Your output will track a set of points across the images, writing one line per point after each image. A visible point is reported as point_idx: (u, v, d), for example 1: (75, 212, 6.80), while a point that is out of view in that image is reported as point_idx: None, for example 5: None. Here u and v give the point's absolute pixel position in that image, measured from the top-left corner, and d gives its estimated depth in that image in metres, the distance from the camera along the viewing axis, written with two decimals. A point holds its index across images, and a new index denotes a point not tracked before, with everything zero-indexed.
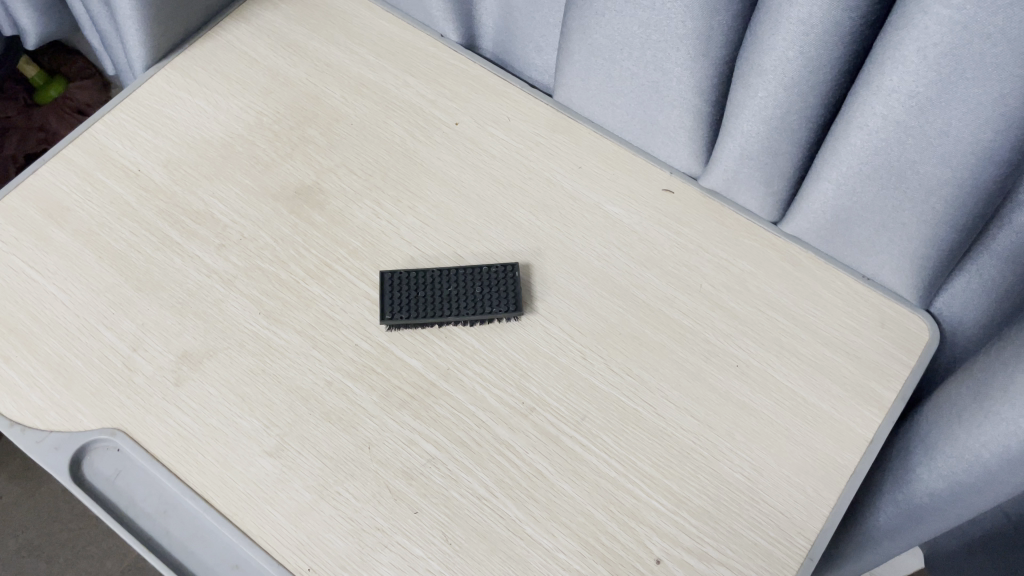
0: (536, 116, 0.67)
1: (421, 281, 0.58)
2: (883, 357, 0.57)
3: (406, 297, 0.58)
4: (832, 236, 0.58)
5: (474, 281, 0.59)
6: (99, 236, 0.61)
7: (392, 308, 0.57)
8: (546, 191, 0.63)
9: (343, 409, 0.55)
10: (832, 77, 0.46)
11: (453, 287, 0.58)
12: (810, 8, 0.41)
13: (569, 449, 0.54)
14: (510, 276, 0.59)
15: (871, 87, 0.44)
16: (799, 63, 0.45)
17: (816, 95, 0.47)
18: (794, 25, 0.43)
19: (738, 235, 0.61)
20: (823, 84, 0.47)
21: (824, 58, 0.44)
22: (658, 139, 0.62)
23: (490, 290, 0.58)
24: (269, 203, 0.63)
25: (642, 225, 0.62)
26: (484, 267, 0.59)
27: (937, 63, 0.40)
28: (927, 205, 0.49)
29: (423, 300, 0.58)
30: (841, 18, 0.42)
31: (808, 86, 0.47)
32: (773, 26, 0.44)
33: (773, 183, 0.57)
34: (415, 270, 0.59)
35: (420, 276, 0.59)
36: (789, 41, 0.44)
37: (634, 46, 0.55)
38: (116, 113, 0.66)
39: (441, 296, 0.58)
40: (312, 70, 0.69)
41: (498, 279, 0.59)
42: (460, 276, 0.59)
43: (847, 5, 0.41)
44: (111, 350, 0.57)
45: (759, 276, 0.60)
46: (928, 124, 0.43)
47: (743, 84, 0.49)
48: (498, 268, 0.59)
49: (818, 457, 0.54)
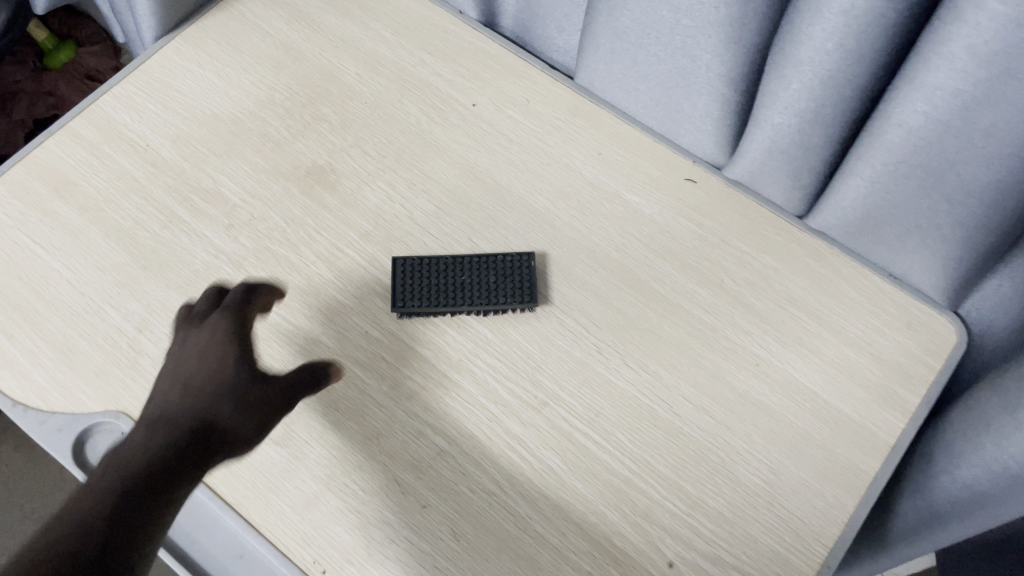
0: (556, 98, 0.64)
1: (434, 269, 0.57)
2: (907, 359, 0.55)
3: (418, 285, 0.56)
4: (860, 235, 0.56)
5: (488, 270, 0.57)
6: (105, 213, 0.60)
7: (405, 296, 0.56)
8: (564, 177, 0.61)
9: (351, 398, 0.54)
10: (873, 71, 0.43)
11: (468, 276, 0.57)
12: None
13: (582, 444, 0.53)
14: (525, 266, 0.57)
15: (912, 80, 0.41)
16: (837, 56, 0.43)
17: (854, 89, 0.45)
18: (835, 16, 0.40)
19: (761, 228, 0.59)
20: (861, 79, 0.44)
21: (865, 52, 0.42)
22: (683, 127, 0.59)
23: (504, 279, 0.57)
24: (279, 181, 0.61)
25: (662, 215, 0.60)
26: (499, 254, 0.58)
27: (987, 61, 0.38)
28: (966, 208, 0.47)
29: (436, 289, 0.56)
30: (886, 11, 0.39)
31: (845, 81, 0.44)
32: (811, 15, 0.42)
33: (801, 179, 0.54)
34: (428, 258, 0.58)
35: (432, 264, 0.57)
36: (829, 31, 0.41)
37: (662, 30, 0.51)
38: (125, 85, 0.65)
39: (455, 285, 0.56)
40: (326, 45, 0.67)
41: (514, 269, 0.57)
42: (474, 265, 0.57)
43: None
44: (117, 331, 0.56)
45: (782, 272, 0.58)
46: (972, 123, 0.41)
47: (774, 74, 0.47)
48: (514, 257, 0.58)
49: (837, 461, 0.52)
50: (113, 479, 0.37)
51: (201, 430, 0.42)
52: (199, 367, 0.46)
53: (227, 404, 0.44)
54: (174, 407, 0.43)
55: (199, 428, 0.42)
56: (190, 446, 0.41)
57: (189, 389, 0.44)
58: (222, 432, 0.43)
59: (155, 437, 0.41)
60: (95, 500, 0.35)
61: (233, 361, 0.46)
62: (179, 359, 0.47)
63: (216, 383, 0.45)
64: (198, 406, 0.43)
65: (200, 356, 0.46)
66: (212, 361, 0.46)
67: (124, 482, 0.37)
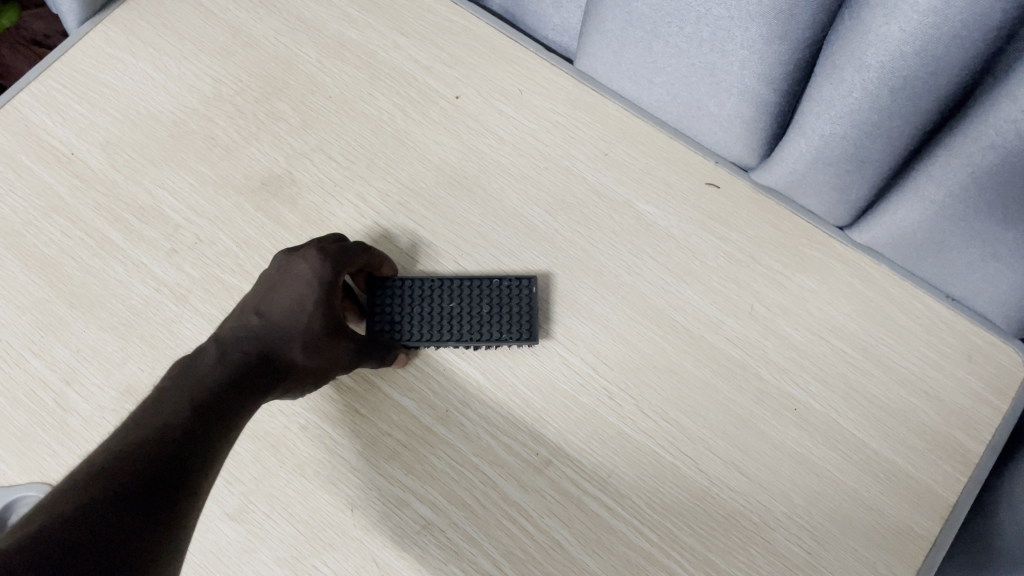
0: (553, 87, 0.54)
1: (418, 293, 0.49)
2: (971, 401, 0.47)
3: (399, 309, 0.48)
4: (917, 257, 0.47)
5: (481, 296, 0.49)
6: (24, 239, 0.50)
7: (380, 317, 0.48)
8: (565, 184, 0.52)
9: (320, 461, 0.46)
10: (957, 82, 0.34)
11: (458, 303, 0.49)
12: None
13: (592, 512, 0.45)
14: (524, 293, 0.49)
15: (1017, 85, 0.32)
16: (917, 61, 0.34)
17: (930, 102, 0.36)
18: (921, 12, 0.31)
19: (795, 242, 0.50)
20: (940, 91, 0.35)
21: (952, 60, 0.33)
22: (706, 127, 0.50)
23: (501, 312, 0.48)
24: (230, 196, 0.52)
25: (680, 228, 0.51)
26: (497, 280, 0.50)
27: None
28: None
29: (419, 316, 0.48)
30: (990, 12, 0.30)
31: (921, 93, 0.35)
32: (888, 10, 0.33)
33: (849, 194, 0.45)
34: (414, 278, 0.50)
35: (417, 286, 0.49)
36: (909, 30, 0.33)
37: (686, 19, 0.42)
38: (44, 80, 0.55)
39: (442, 313, 0.48)
40: (281, 27, 0.57)
41: (510, 297, 0.49)
42: (465, 290, 0.49)
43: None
44: (40, 384, 0.47)
45: (821, 295, 0.49)
46: None
47: (830, 74, 0.38)
48: (511, 281, 0.49)
49: (891, 525, 0.44)
50: (143, 449, 0.33)
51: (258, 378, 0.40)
52: (283, 313, 0.43)
53: (296, 351, 0.42)
54: (245, 334, 0.42)
55: (263, 364, 0.41)
56: (246, 384, 0.40)
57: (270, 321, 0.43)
58: (281, 370, 0.42)
59: (194, 391, 0.38)
60: (127, 466, 0.32)
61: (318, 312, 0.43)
62: (264, 289, 0.44)
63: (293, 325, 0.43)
64: (245, 356, 0.41)
65: (285, 285, 0.44)
66: (297, 296, 0.43)
67: (156, 452, 0.33)
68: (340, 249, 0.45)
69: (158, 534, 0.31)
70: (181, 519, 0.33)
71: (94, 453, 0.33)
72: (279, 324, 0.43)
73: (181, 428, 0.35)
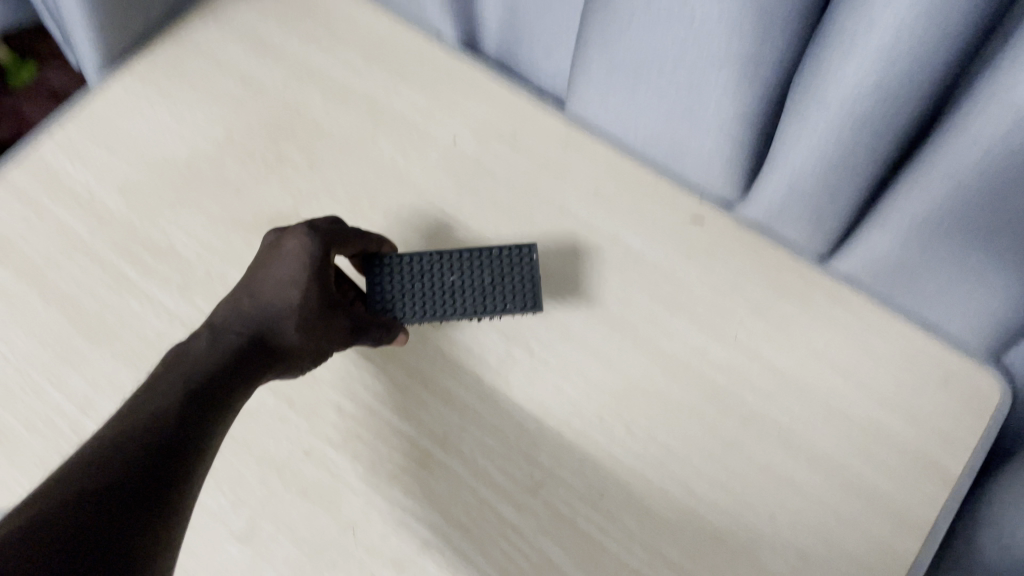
0: (545, 129, 0.57)
1: (417, 268, 0.51)
2: (948, 423, 0.49)
3: (400, 283, 0.51)
4: (893, 283, 0.50)
5: (478, 264, 0.51)
6: (45, 276, 0.53)
7: (386, 298, 0.50)
8: (556, 221, 0.55)
9: (323, 484, 0.48)
10: (909, 119, 0.37)
11: (458, 278, 0.51)
12: (892, 34, 0.33)
13: (583, 532, 0.47)
14: (521, 264, 0.51)
15: (962, 129, 0.35)
16: (871, 99, 0.37)
17: (887, 137, 0.39)
18: (869, 54, 0.34)
19: (777, 273, 0.53)
20: (896, 127, 0.38)
21: (902, 97, 0.36)
22: (689, 164, 0.52)
23: (499, 282, 0.51)
24: (239, 234, 0.55)
25: (667, 261, 0.53)
26: (490, 248, 0.52)
27: None
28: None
29: (421, 292, 0.51)
30: (931, 53, 0.33)
31: (878, 128, 0.38)
32: (840, 52, 0.36)
33: (824, 225, 0.48)
34: (410, 256, 0.52)
35: (415, 259, 0.51)
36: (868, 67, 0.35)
37: (665, 65, 0.45)
38: (65, 127, 0.58)
39: (442, 288, 0.51)
40: (289, 76, 0.60)
41: (508, 264, 0.51)
42: (462, 262, 0.52)
43: (938, 39, 0.32)
44: (58, 413, 0.50)
45: (802, 323, 0.52)
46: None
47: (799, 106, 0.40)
48: (507, 250, 0.52)
49: (871, 544, 0.46)
50: (129, 434, 0.35)
51: (252, 353, 0.43)
52: (274, 287, 0.45)
53: (291, 329, 0.44)
54: (240, 313, 0.44)
55: (257, 340, 0.43)
56: (241, 362, 0.42)
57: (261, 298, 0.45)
58: (274, 348, 0.44)
59: (186, 377, 0.39)
60: (115, 457, 0.34)
61: (309, 282, 0.46)
62: (257, 269, 0.47)
63: (283, 292, 0.45)
64: (238, 335, 0.43)
65: (277, 265, 0.46)
66: (290, 275, 0.46)
67: (150, 432, 0.35)
68: (328, 229, 0.48)
69: (151, 519, 0.33)
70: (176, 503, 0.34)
71: (85, 444, 0.34)
72: (272, 304, 0.45)
73: (174, 413, 0.37)
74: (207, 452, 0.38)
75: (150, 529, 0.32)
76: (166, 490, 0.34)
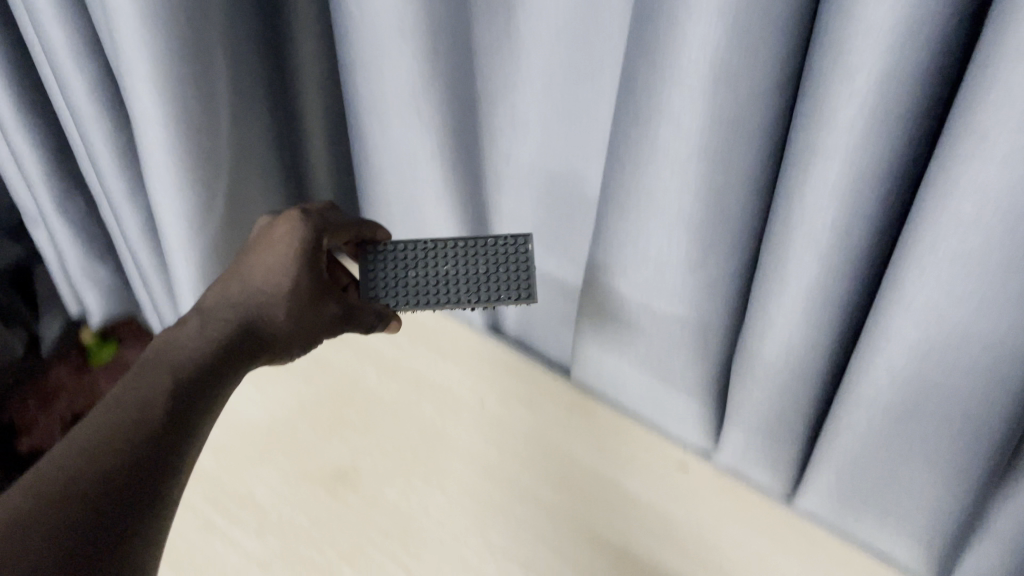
0: (549, 386, 0.63)
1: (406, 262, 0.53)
2: None
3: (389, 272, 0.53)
4: (847, 513, 0.53)
5: (469, 260, 0.53)
6: None
7: (385, 284, 0.52)
8: (550, 411, 0.61)
9: None
10: (838, 331, 0.43)
11: (448, 258, 0.53)
12: (813, 249, 0.39)
13: None
14: (513, 252, 0.53)
15: (897, 290, 0.38)
16: (805, 307, 0.42)
17: (825, 352, 0.44)
18: (799, 260, 0.40)
19: (749, 458, 0.56)
20: (833, 329, 0.43)
21: (830, 304, 0.41)
22: (672, 403, 0.59)
23: (490, 261, 0.53)
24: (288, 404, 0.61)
25: (647, 453, 0.58)
26: (485, 240, 0.54)
27: (952, 293, 0.36)
28: (998, 421, 0.40)
29: (410, 275, 0.53)
30: (843, 266, 0.39)
31: (815, 339, 0.44)
32: (780, 257, 0.41)
33: (782, 449, 0.53)
34: (403, 244, 0.54)
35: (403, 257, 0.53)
36: (834, 204, 0.36)
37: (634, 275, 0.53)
38: None
39: (432, 269, 0.53)
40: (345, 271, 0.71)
41: (500, 253, 0.53)
42: (453, 253, 0.53)
43: (850, 248, 0.38)
44: None
45: (768, 549, 0.53)
46: (935, 376, 0.40)
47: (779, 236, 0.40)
48: (500, 240, 0.54)
49: None
50: (90, 448, 0.35)
51: (249, 340, 0.45)
52: (260, 277, 0.47)
53: (281, 315, 0.46)
54: (228, 303, 0.46)
55: (246, 331, 0.45)
56: (230, 354, 0.43)
57: (248, 288, 0.47)
58: (264, 336, 0.46)
59: (179, 366, 0.40)
60: (71, 477, 0.34)
61: (304, 268, 0.48)
62: (248, 253, 0.49)
63: (275, 283, 0.47)
64: (226, 325, 0.44)
65: (267, 253, 0.48)
66: (285, 248, 0.48)
67: (134, 435, 0.36)
68: (322, 216, 0.51)
69: (117, 525, 0.33)
70: (149, 509, 0.35)
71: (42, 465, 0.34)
72: (264, 288, 0.46)
73: (160, 410, 0.37)
74: (190, 457, 0.38)
75: (126, 528, 0.34)
76: (113, 517, 0.33)
